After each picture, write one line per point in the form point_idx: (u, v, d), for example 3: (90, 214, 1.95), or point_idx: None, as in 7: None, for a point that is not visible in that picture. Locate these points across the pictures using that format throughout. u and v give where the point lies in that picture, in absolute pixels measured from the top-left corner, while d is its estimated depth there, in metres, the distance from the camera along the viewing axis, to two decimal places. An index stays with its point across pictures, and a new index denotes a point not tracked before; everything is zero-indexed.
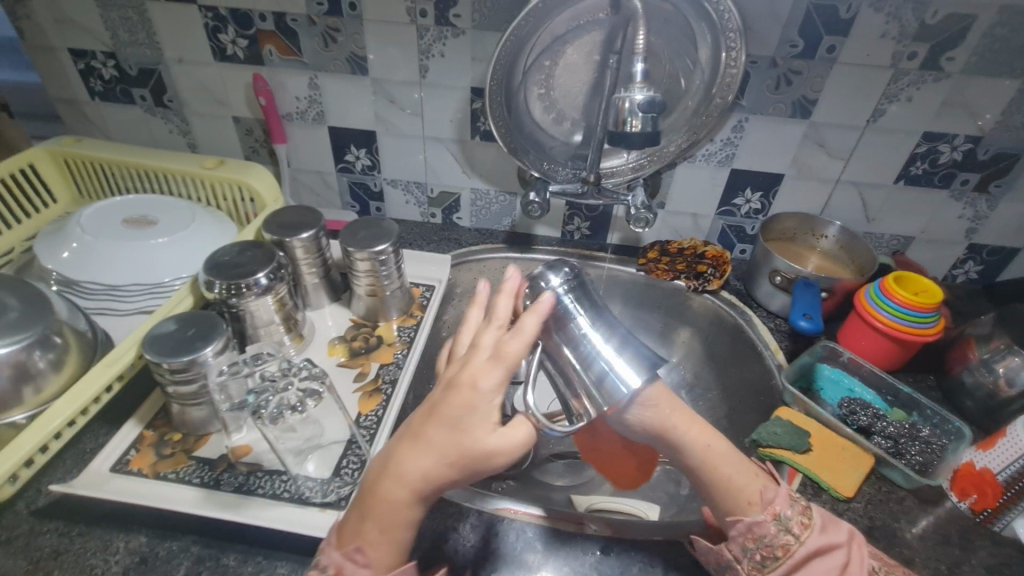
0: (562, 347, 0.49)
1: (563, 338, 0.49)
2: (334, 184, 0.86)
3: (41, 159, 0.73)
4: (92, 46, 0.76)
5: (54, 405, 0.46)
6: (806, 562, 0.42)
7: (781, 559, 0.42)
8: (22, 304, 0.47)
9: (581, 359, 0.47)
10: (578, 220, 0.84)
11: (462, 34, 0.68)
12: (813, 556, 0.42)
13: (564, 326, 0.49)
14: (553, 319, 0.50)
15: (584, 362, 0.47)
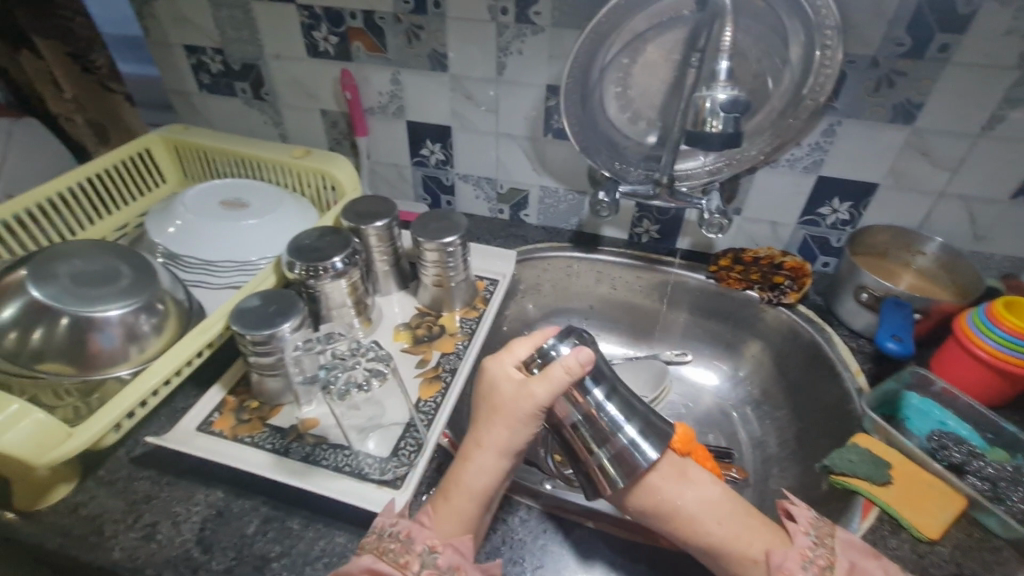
0: (580, 420, 0.48)
1: (581, 412, 0.48)
2: (408, 177, 0.89)
3: (155, 144, 0.82)
4: (203, 42, 0.83)
5: (153, 365, 0.51)
6: None
7: None
8: (134, 274, 0.53)
9: (601, 436, 0.47)
10: (647, 223, 0.82)
11: (541, 32, 0.68)
12: None
13: (581, 402, 0.48)
14: (569, 394, 0.48)
15: (603, 438, 0.47)
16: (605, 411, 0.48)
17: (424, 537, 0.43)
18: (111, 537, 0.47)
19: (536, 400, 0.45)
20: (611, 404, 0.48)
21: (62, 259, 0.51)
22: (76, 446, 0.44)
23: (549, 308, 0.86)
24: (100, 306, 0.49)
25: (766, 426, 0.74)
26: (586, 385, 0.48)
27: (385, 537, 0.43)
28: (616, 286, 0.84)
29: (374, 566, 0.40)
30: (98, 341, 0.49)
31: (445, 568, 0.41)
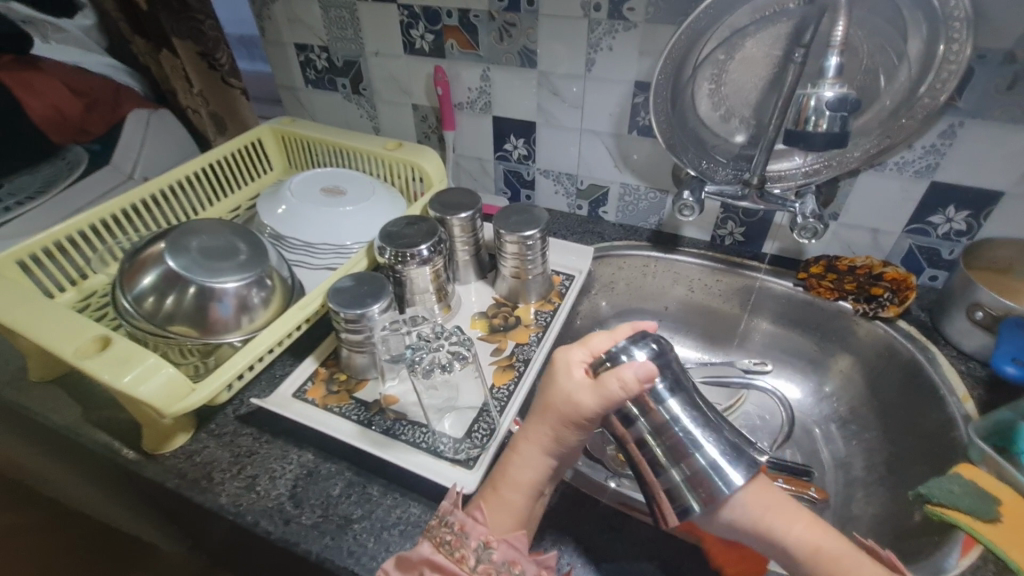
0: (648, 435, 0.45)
1: (653, 425, 0.45)
2: (490, 170, 0.91)
3: (266, 135, 0.89)
4: (312, 41, 0.90)
5: (260, 334, 0.56)
6: None
7: None
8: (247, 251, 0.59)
9: (676, 453, 0.44)
10: (732, 225, 0.79)
11: (633, 28, 0.68)
12: None
13: (652, 414, 0.45)
14: (641, 403, 0.45)
15: (678, 456, 0.44)
16: (681, 424, 0.45)
17: (479, 531, 0.44)
18: (219, 483, 0.53)
19: (583, 411, 0.44)
20: (689, 417, 0.45)
21: (190, 235, 0.58)
22: (193, 401, 0.49)
23: (622, 307, 0.85)
24: (220, 278, 0.55)
25: (852, 446, 0.69)
26: (660, 397, 0.45)
27: (442, 528, 0.45)
28: (695, 288, 0.82)
29: (432, 558, 0.43)
30: (217, 309, 0.55)
31: (501, 563, 0.42)
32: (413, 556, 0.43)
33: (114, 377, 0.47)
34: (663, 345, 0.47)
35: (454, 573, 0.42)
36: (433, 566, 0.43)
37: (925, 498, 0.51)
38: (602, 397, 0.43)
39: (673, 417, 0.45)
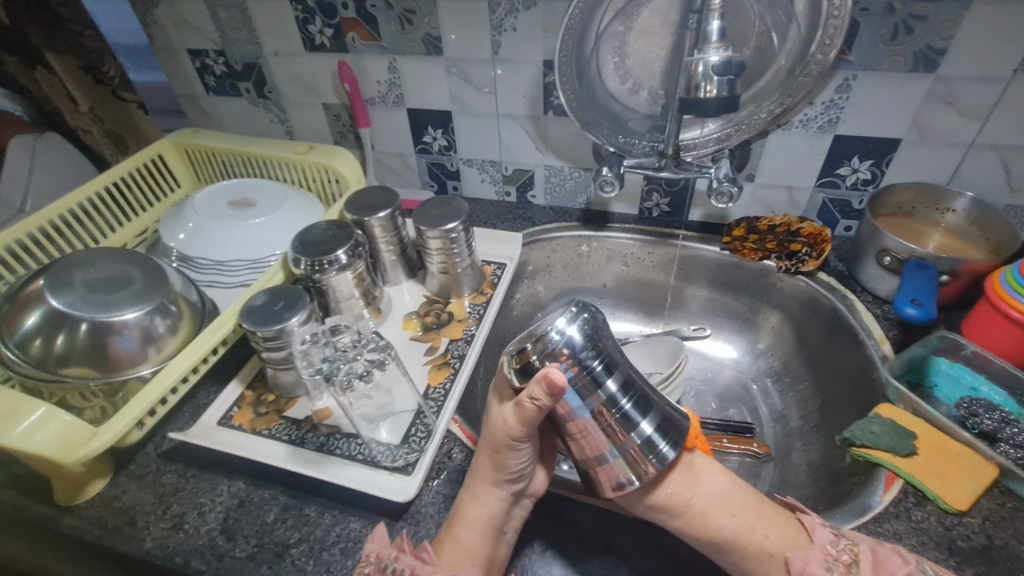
0: (589, 420, 0.44)
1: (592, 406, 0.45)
2: (413, 165, 0.89)
3: (167, 149, 0.84)
4: (206, 45, 0.84)
5: (171, 363, 0.52)
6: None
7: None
8: (140, 280, 0.54)
9: (615, 433, 0.44)
10: (657, 196, 0.79)
11: (534, 6, 0.66)
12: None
13: (592, 398, 0.44)
14: (580, 388, 0.44)
15: (615, 437, 0.44)
16: (619, 405, 0.45)
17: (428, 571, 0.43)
18: (142, 527, 0.50)
19: (513, 433, 0.45)
20: (625, 397, 0.45)
21: (75, 268, 0.53)
22: (101, 444, 0.46)
23: (560, 289, 0.85)
24: (116, 310, 0.51)
25: (788, 398, 0.72)
26: (598, 375, 0.45)
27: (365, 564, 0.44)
28: (629, 263, 0.82)
29: None
30: (117, 344, 0.51)
31: None
32: None
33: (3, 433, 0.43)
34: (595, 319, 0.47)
35: None
36: None
37: (849, 441, 0.53)
38: (532, 414, 0.43)
39: (611, 400, 0.45)
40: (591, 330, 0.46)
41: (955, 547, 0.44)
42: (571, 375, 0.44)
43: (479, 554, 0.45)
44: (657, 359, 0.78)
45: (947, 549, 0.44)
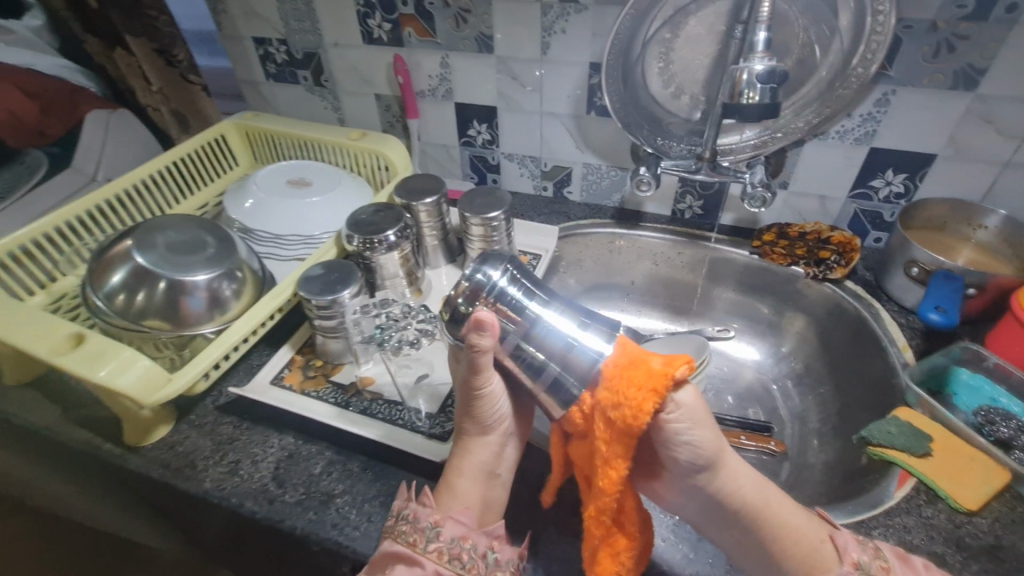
0: (518, 342, 0.45)
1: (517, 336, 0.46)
2: (456, 157, 0.93)
3: (230, 130, 0.90)
4: (270, 34, 0.89)
5: (234, 324, 0.57)
6: None
7: None
8: (211, 241, 0.60)
9: (545, 348, 0.44)
10: (691, 199, 0.82)
11: (585, 10, 0.70)
12: None
13: (515, 323, 0.46)
14: (502, 316, 0.46)
15: (548, 351, 0.44)
16: (543, 322, 0.45)
17: (428, 513, 0.46)
18: (202, 469, 0.55)
19: (471, 385, 0.47)
20: (548, 314, 0.46)
21: (157, 231, 0.59)
22: (170, 390, 0.50)
23: (589, 283, 0.88)
24: (189, 271, 0.56)
25: (807, 401, 0.74)
26: (515, 305, 0.46)
27: (397, 521, 0.46)
28: (658, 262, 0.85)
29: (393, 549, 0.44)
30: (189, 303, 0.56)
31: (451, 539, 0.45)
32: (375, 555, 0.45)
33: (90, 372, 0.48)
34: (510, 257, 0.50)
35: (411, 557, 0.44)
36: (392, 555, 0.44)
37: (866, 440, 0.55)
38: (475, 360, 0.46)
39: (534, 321, 0.45)
40: (503, 269, 0.48)
41: (963, 543, 0.46)
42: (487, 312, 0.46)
43: (478, 496, 0.48)
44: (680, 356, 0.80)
45: (955, 545, 0.46)
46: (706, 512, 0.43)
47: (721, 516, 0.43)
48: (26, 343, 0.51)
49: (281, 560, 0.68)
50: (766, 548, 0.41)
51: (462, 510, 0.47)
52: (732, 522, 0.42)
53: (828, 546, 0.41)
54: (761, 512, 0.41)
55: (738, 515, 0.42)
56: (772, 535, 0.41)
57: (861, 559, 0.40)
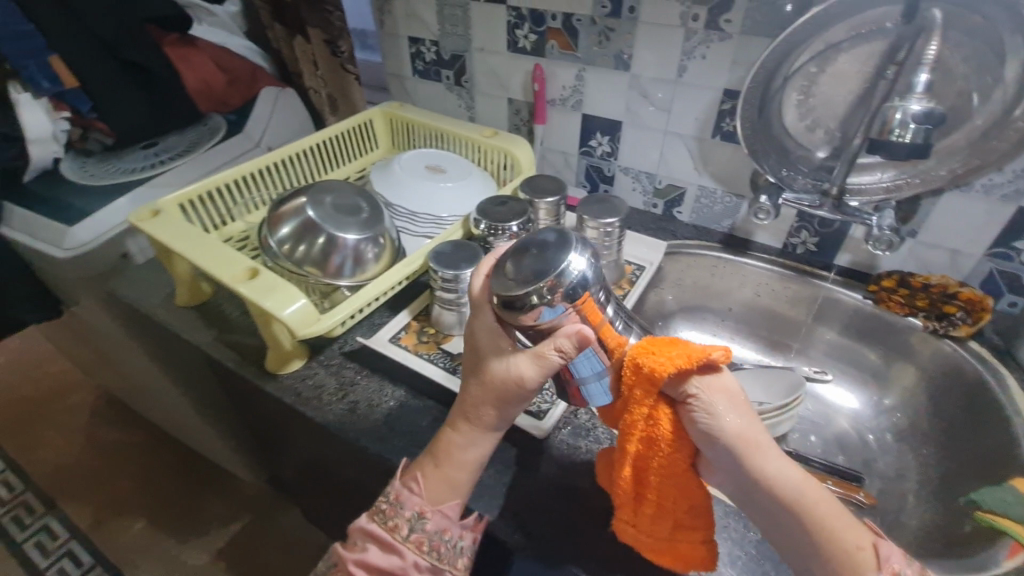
0: None
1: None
2: (573, 164, 0.98)
3: (377, 116, 1.00)
4: (425, 35, 0.99)
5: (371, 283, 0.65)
6: None
7: None
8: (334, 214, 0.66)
9: None
10: (806, 234, 0.81)
11: (729, 38, 0.72)
12: None
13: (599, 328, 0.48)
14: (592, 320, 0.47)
15: None
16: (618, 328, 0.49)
17: (413, 503, 0.50)
18: (326, 403, 0.62)
19: (524, 384, 0.47)
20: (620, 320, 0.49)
21: (325, 194, 0.68)
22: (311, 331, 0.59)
23: (686, 303, 0.89)
24: (342, 229, 0.65)
25: (907, 458, 0.71)
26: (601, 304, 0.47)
27: (381, 500, 0.51)
28: (761, 292, 0.85)
29: (371, 531, 0.50)
30: (337, 257, 0.64)
31: (433, 531, 0.49)
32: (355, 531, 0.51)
33: (258, 300, 0.57)
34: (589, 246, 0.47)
35: (390, 541, 0.49)
36: (371, 535, 0.50)
37: (976, 504, 0.54)
38: (547, 364, 0.45)
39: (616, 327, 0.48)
40: (596, 263, 0.47)
41: None
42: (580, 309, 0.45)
43: (457, 481, 0.50)
44: (771, 390, 0.79)
45: None
46: (740, 499, 0.43)
47: (755, 507, 0.42)
48: (216, 270, 0.62)
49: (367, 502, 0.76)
50: (803, 546, 0.40)
51: (444, 494, 0.50)
52: (769, 515, 0.41)
53: (868, 553, 0.39)
54: (802, 514, 0.39)
55: (773, 509, 0.41)
56: (810, 534, 0.39)
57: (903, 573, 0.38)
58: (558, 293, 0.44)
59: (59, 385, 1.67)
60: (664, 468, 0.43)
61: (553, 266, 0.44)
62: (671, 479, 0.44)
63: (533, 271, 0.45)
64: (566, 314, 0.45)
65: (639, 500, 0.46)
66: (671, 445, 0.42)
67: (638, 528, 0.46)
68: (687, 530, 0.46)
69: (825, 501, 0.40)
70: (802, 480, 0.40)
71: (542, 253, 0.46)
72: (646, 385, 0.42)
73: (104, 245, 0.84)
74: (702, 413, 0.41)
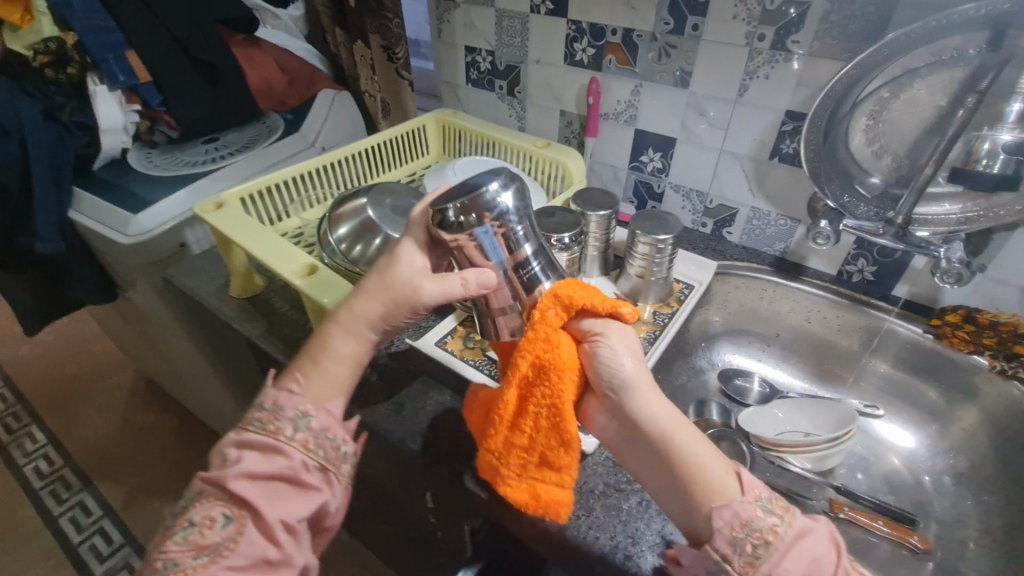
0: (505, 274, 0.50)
1: (507, 265, 0.49)
2: (621, 179, 0.97)
3: (430, 121, 1.02)
4: (481, 45, 1.01)
5: None
6: (794, 547, 0.42)
7: (771, 547, 0.42)
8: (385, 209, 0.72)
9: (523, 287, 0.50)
10: (863, 262, 0.79)
11: (796, 59, 0.71)
12: (799, 539, 0.43)
13: (508, 257, 0.49)
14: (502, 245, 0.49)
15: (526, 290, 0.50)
16: (529, 263, 0.50)
17: (294, 405, 0.51)
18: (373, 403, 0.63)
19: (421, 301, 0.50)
20: (535, 260, 0.51)
21: (385, 196, 0.70)
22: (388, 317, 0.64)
23: (731, 325, 0.87)
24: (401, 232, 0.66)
25: (966, 505, 0.67)
26: (515, 238, 0.49)
27: (257, 412, 0.51)
28: (812, 319, 0.83)
29: (244, 441, 0.49)
30: None
31: (319, 429, 0.50)
32: (225, 443, 0.50)
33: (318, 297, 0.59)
34: (517, 180, 0.50)
35: (273, 444, 0.48)
36: (241, 444, 0.49)
37: None
38: (449, 292, 0.49)
39: (523, 258, 0.50)
40: (518, 197, 0.49)
41: None
42: (495, 234, 0.48)
43: (347, 373, 0.54)
44: (817, 421, 0.77)
45: None
46: (620, 433, 0.48)
47: (631, 439, 0.47)
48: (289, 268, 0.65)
49: (401, 503, 0.76)
50: (670, 472, 0.46)
51: (323, 388, 0.52)
52: (641, 444, 0.47)
53: (730, 479, 0.46)
54: (674, 442, 0.46)
55: (648, 438, 0.46)
56: (677, 459, 0.46)
57: (762, 494, 0.45)
58: (472, 212, 0.47)
59: (102, 365, 1.73)
60: (547, 398, 0.48)
61: (470, 188, 0.47)
62: (552, 411, 0.48)
63: (463, 190, 0.47)
64: (481, 235, 0.47)
65: (513, 433, 0.50)
66: (564, 378, 0.47)
67: (501, 459, 0.51)
68: (544, 468, 0.50)
69: (695, 439, 0.47)
70: (677, 419, 0.47)
71: (469, 179, 0.49)
72: (562, 314, 0.48)
73: (164, 234, 0.88)
74: (602, 347, 0.47)
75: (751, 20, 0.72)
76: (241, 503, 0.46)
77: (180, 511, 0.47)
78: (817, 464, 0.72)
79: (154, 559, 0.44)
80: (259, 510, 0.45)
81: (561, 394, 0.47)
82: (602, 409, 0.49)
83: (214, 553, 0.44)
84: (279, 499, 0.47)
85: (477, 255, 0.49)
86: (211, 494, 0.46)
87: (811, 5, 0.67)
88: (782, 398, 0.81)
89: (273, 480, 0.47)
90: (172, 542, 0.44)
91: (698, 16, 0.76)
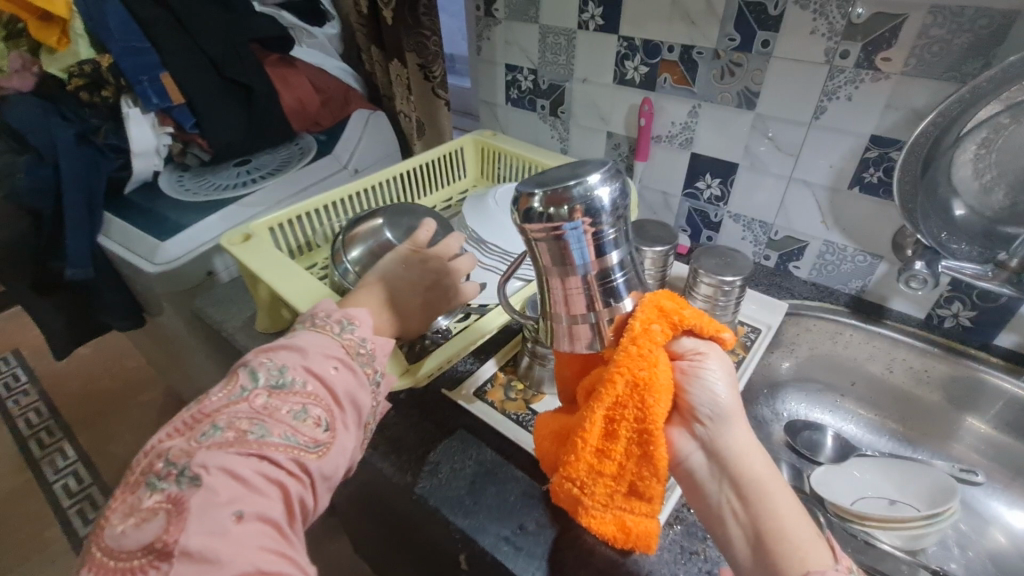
0: (587, 282, 0.42)
1: (590, 270, 0.41)
2: (674, 206, 0.90)
3: (468, 144, 0.98)
4: (523, 63, 0.95)
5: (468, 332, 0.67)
6: None
7: None
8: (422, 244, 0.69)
9: (604, 298, 0.43)
10: (959, 306, 0.70)
11: (885, 79, 0.63)
12: None
13: (594, 262, 0.41)
14: (590, 251, 0.40)
15: (608, 300, 0.43)
16: (615, 273, 0.42)
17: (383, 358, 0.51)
18: (406, 461, 0.57)
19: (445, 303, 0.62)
20: (622, 271, 0.42)
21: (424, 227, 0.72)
22: (482, 333, 0.67)
23: (800, 371, 0.78)
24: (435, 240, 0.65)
25: None
26: (605, 242, 0.40)
27: (353, 342, 0.50)
28: (895, 368, 0.73)
29: (348, 359, 0.48)
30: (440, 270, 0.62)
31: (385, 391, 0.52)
32: (329, 350, 0.48)
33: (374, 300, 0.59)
34: (623, 176, 0.40)
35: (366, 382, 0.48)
36: (345, 362, 0.48)
37: None
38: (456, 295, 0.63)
39: (610, 266, 0.41)
40: (621, 195, 0.40)
41: None
42: (584, 233, 0.39)
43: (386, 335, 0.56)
44: (905, 488, 0.67)
45: None
46: (706, 472, 0.41)
47: (719, 479, 0.40)
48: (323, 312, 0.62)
49: (433, 563, 0.69)
50: (757, 525, 0.38)
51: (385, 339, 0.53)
52: (727, 485, 0.40)
53: (822, 547, 0.38)
54: (768, 491, 0.39)
55: (740, 480, 0.39)
56: (769, 511, 0.38)
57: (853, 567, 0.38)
58: (562, 204, 0.38)
59: (133, 382, 1.73)
60: (637, 422, 0.41)
61: (563, 175, 0.39)
62: (641, 437, 0.42)
63: (558, 182, 0.39)
64: (568, 232, 0.39)
65: (597, 457, 0.44)
66: (662, 400, 0.40)
67: (583, 488, 0.45)
68: (631, 500, 0.45)
69: (786, 493, 0.39)
70: (767, 466, 0.40)
71: (563, 169, 0.41)
72: (667, 329, 0.42)
73: (192, 261, 0.84)
74: (703, 370, 0.41)
75: (833, 35, 0.64)
76: (339, 411, 0.46)
77: (266, 381, 0.43)
78: (908, 543, 0.61)
79: (248, 419, 0.41)
80: (349, 429, 0.46)
81: (654, 417, 0.40)
82: (687, 440, 0.41)
83: (314, 450, 0.43)
84: (359, 427, 0.47)
85: (560, 254, 0.40)
86: (310, 387, 0.45)
87: (908, 18, 0.59)
88: (859, 455, 0.71)
89: (359, 408, 0.47)
90: (281, 417, 0.42)
91: (768, 32, 0.68)
